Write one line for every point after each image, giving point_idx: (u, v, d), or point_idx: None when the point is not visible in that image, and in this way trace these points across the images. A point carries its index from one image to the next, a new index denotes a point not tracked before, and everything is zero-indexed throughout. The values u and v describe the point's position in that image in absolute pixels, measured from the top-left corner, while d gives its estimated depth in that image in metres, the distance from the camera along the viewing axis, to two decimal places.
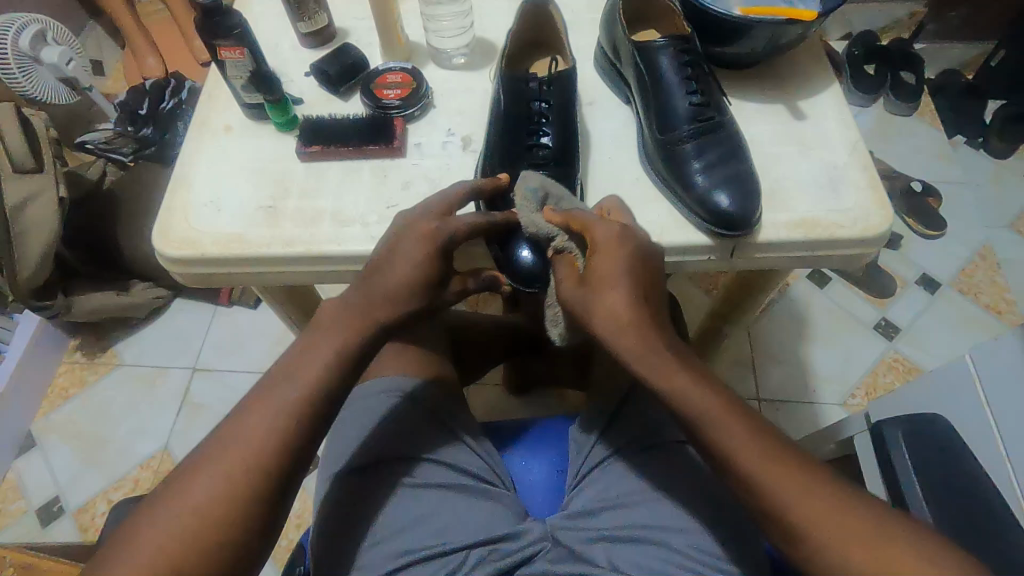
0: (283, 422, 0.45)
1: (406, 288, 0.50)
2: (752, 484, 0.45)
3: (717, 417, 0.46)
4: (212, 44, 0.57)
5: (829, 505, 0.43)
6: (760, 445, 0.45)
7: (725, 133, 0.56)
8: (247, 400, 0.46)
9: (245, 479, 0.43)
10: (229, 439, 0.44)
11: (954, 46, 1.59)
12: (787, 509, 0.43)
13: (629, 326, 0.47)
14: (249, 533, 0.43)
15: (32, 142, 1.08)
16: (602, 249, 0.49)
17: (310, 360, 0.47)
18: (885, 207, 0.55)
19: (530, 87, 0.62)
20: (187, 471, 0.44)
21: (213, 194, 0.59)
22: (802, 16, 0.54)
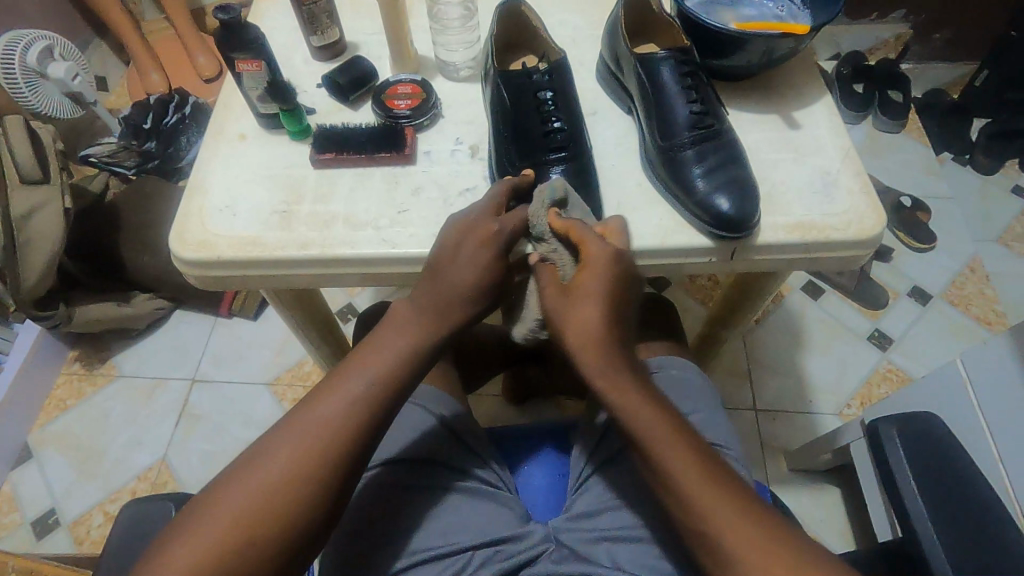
0: (359, 410, 0.48)
1: (471, 288, 0.54)
2: (693, 515, 0.46)
3: (665, 443, 0.48)
4: (231, 58, 0.60)
5: (762, 540, 0.44)
6: (703, 473, 0.47)
7: (724, 139, 0.58)
8: (319, 389, 0.49)
9: (317, 463, 0.46)
10: (307, 423, 0.47)
11: (938, 66, 1.65)
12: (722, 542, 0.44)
13: (592, 343, 0.50)
14: (317, 516, 0.46)
15: (39, 154, 1.09)
16: (590, 264, 0.52)
17: (380, 354, 0.50)
18: (878, 211, 0.57)
19: (532, 80, 0.62)
20: (262, 451, 0.46)
21: (228, 200, 0.60)
22: (796, 31, 0.57)
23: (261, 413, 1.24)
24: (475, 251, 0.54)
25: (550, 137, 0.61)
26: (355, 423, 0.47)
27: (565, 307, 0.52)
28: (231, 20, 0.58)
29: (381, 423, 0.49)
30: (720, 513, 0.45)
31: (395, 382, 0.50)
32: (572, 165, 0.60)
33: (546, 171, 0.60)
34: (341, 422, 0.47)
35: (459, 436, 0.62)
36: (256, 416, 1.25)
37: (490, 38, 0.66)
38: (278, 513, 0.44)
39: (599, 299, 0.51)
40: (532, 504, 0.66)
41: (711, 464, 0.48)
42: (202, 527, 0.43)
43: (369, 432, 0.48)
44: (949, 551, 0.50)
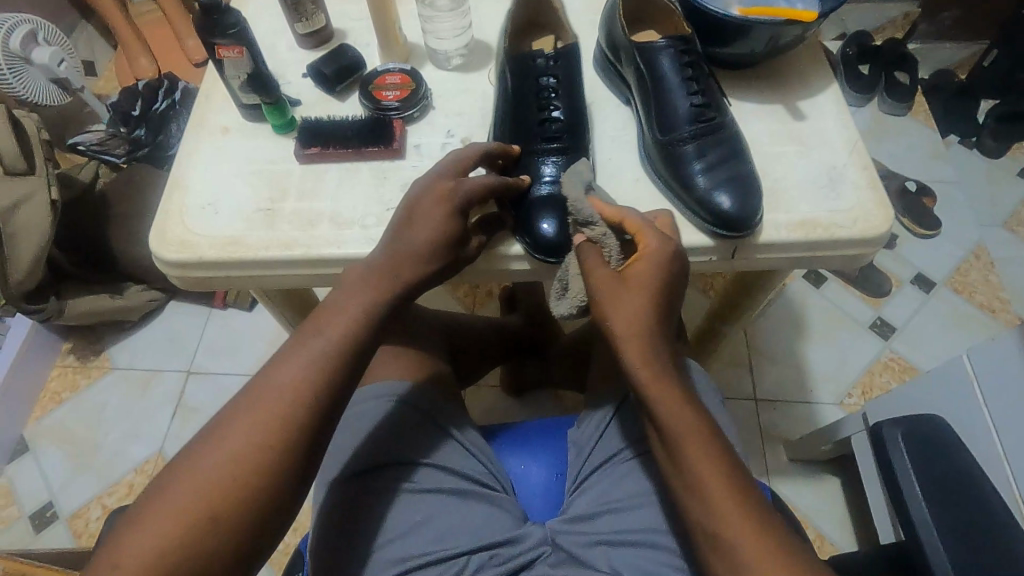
0: (316, 372, 0.46)
1: (428, 247, 0.51)
2: (703, 517, 0.45)
3: (694, 448, 0.46)
4: (211, 44, 0.57)
5: (773, 553, 0.42)
6: (717, 475, 0.45)
7: (726, 133, 0.56)
8: (274, 358, 0.47)
9: (271, 433, 0.44)
10: (263, 391, 0.45)
11: (945, 46, 1.60)
12: (729, 544, 0.43)
13: (639, 332, 0.49)
14: (277, 488, 0.44)
15: (24, 144, 1.07)
16: (643, 260, 0.50)
17: (337, 316, 0.48)
18: (885, 207, 0.55)
19: (538, 63, 0.61)
20: (220, 425, 0.45)
21: (210, 197, 0.58)
22: (803, 17, 0.54)
23: None
24: (430, 212, 0.52)
25: (546, 126, 0.60)
26: (310, 385, 0.46)
27: (614, 290, 0.50)
28: (211, 6, 0.54)
29: (339, 385, 0.47)
30: (736, 525, 0.43)
31: (352, 343, 0.48)
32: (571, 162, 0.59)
33: (540, 166, 0.58)
34: (294, 386, 0.45)
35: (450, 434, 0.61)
36: None
37: (507, 23, 0.63)
38: (243, 483, 0.43)
39: (652, 289, 0.50)
40: (529, 504, 0.65)
41: (729, 467, 0.46)
42: (159, 509, 0.42)
43: (326, 395, 0.46)
44: (953, 557, 0.49)
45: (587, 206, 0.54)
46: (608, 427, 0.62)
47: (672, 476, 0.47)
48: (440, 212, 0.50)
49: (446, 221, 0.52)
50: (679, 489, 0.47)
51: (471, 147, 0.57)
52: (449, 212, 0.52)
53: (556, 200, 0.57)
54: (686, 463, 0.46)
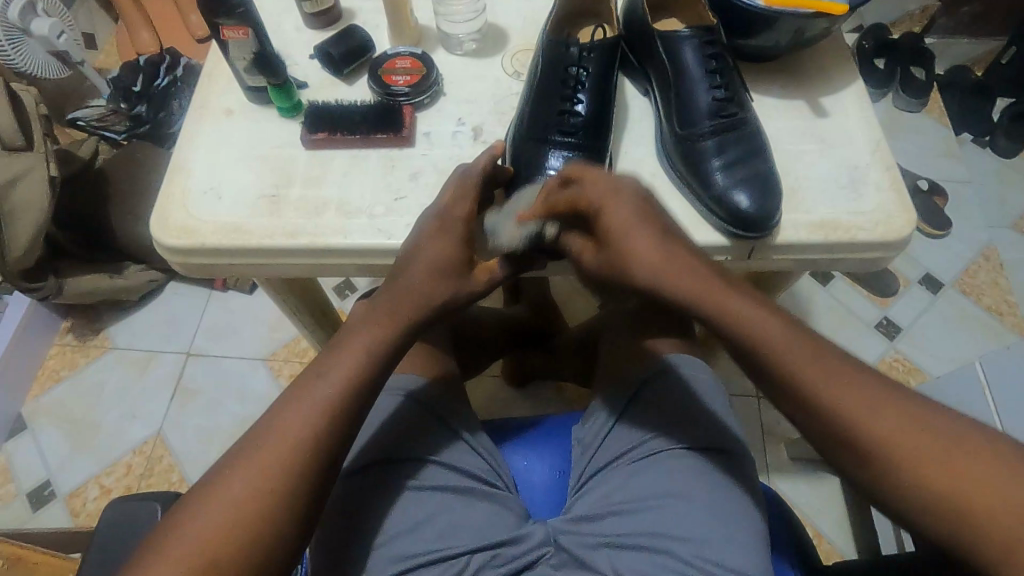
0: (322, 414, 0.46)
1: (433, 280, 0.52)
2: (825, 400, 0.46)
3: (779, 340, 0.48)
4: (214, 23, 0.54)
5: (881, 406, 0.45)
6: (800, 348, 0.48)
7: (747, 130, 0.54)
8: (278, 403, 0.48)
9: (280, 475, 0.44)
10: (269, 434, 0.46)
11: (963, 41, 1.57)
12: (837, 417, 0.46)
13: (666, 262, 0.50)
14: (282, 531, 0.44)
15: (22, 120, 1.04)
16: (608, 205, 0.51)
17: (343, 358, 0.48)
18: (908, 210, 0.54)
19: (571, 53, 0.58)
20: (226, 470, 0.45)
21: (213, 181, 0.57)
22: (832, 9, 0.52)
23: (257, 389, 1.23)
24: (432, 247, 0.52)
25: (565, 118, 0.58)
26: (316, 429, 0.46)
27: (616, 243, 0.51)
28: None
29: (345, 430, 0.47)
30: (844, 395, 0.46)
31: (356, 386, 0.48)
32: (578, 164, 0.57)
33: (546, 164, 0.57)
34: (297, 427, 0.46)
35: (454, 430, 0.60)
36: (251, 391, 1.23)
37: (559, 7, 0.60)
38: (252, 526, 0.43)
39: (632, 225, 0.51)
40: (531, 501, 0.64)
41: (802, 340, 0.48)
42: (166, 557, 0.42)
43: (332, 438, 0.46)
44: None
45: (518, 228, 0.54)
46: (615, 425, 0.62)
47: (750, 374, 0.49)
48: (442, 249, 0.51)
49: (449, 253, 0.52)
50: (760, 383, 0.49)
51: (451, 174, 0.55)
52: (452, 245, 0.52)
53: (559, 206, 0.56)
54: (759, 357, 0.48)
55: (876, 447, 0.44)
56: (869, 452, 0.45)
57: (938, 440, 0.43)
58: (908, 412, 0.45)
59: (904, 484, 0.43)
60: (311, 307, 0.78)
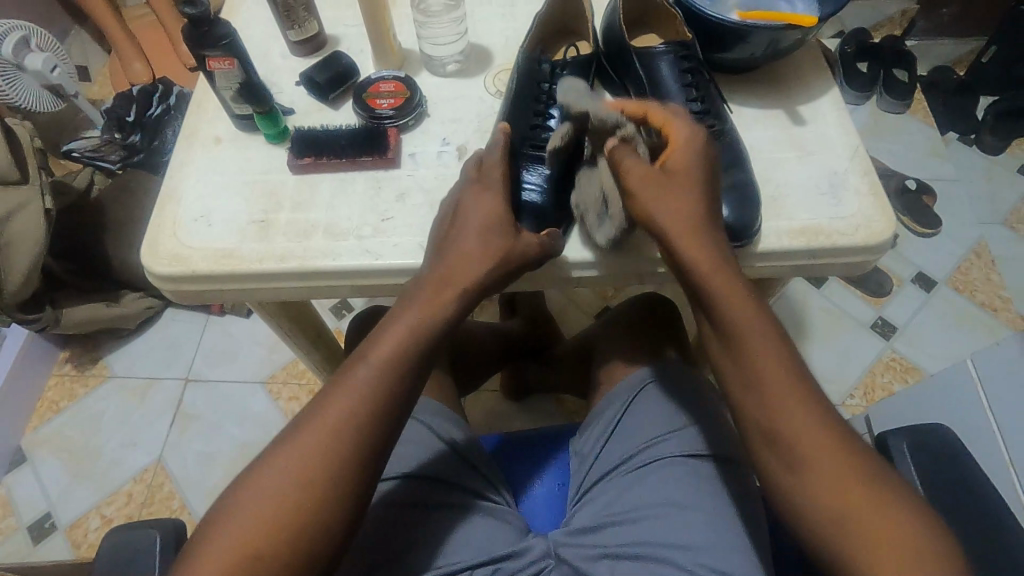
0: (368, 406, 0.46)
1: (481, 252, 0.50)
2: (786, 436, 0.45)
3: (783, 396, 0.46)
4: (201, 55, 0.55)
5: (847, 492, 0.44)
6: (804, 410, 0.45)
7: (726, 140, 0.55)
8: (323, 392, 0.47)
9: (322, 468, 0.44)
10: (314, 425, 0.45)
11: (943, 42, 1.60)
12: (801, 478, 0.45)
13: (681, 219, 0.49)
14: (318, 533, 0.44)
15: (17, 154, 1.06)
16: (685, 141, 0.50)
17: (386, 343, 0.48)
18: (887, 214, 0.54)
19: (542, 69, 0.61)
20: (271, 459, 0.45)
21: (203, 209, 0.57)
22: (802, 21, 0.54)
23: (257, 412, 1.23)
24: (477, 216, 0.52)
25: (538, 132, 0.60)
26: (362, 420, 0.45)
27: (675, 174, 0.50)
28: (201, 15, 0.53)
29: (383, 437, 0.46)
30: (805, 447, 0.45)
31: (397, 372, 0.47)
32: (556, 176, 0.58)
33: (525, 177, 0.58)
34: (332, 430, 0.45)
35: (451, 444, 0.61)
36: (251, 415, 1.23)
37: (538, 28, 0.63)
38: (303, 515, 0.43)
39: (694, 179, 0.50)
40: (530, 515, 0.64)
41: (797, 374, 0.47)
42: (214, 550, 0.42)
43: (377, 433, 0.46)
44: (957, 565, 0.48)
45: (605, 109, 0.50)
46: (614, 433, 0.62)
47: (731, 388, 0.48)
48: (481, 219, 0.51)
49: (497, 215, 0.52)
50: (737, 394, 0.48)
51: (467, 164, 0.56)
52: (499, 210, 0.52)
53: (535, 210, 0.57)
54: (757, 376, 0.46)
55: (811, 513, 0.45)
56: (807, 488, 0.45)
57: (885, 512, 0.43)
58: (868, 512, 0.43)
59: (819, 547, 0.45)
60: (306, 329, 0.79)
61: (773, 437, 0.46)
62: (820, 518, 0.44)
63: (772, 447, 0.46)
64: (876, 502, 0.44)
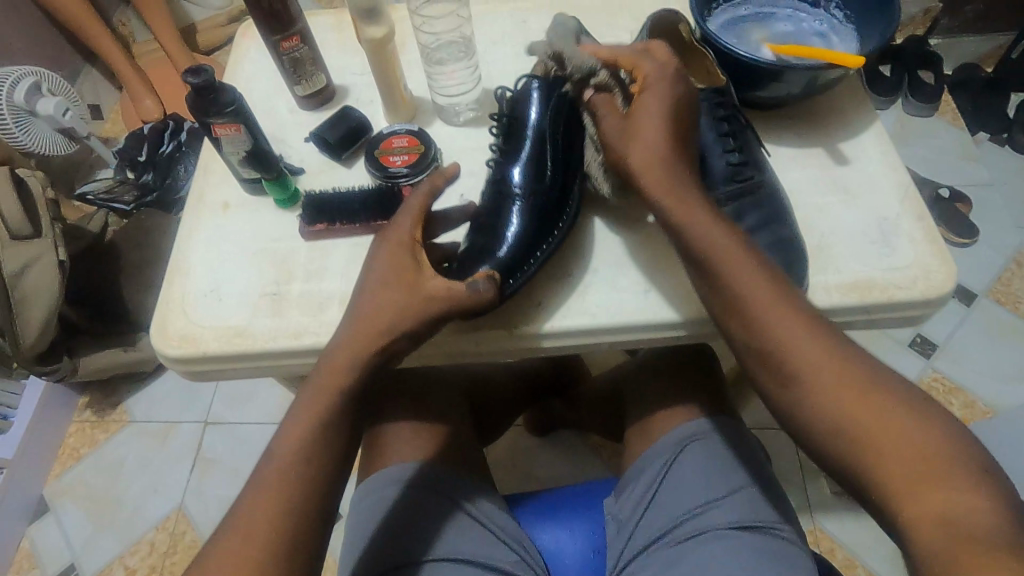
0: (303, 459, 0.45)
1: (391, 307, 0.48)
2: (789, 350, 0.45)
3: (761, 305, 0.46)
4: (206, 122, 0.53)
5: (851, 384, 0.43)
6: (789, 317, 0.45)
7: (765, 192, 0.51)
8: (263, 458, 0.46)
9: (268, 526, 0.43)
10: (257, 488, 0.44)
11: (969, 40, 1.54)
12: (799, 376, 0.44)
13: (653, 163, 0.48)
14: (301, 543, 0.44)
15: (29, 206, 1.05)
16: (653, 83, 0.50)
17: (308, 407, 0.47)
18: (946, 262, 0.50)
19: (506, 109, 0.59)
20: (218, 539, 0.43)
21: (213, 283, 0.55)
22: (846, 61, 0.50)
23: None
24: (383, 270, 0.49)
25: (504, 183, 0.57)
26: (300, 462, 0.45)
27: (644, 104, 0.50)
28: (205, 83, 0.51)
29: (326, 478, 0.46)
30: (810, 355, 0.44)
31: (324, 419, 0.46)
32: (533, 214, 0.55)
33: (504, 227, 0.54)
34: (288, 457, 0.45)
35: (441, 493, 0.59)
36: None
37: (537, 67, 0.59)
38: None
39: (660, 117, 0.49)
40: None
41: (785, 292, 0.47)
42: None
43: (317, 471, 0.45)
44: None
45: (582, 55, 0.56)
46: (652, 499, 0.59)
47: (725, 316, 0.48)
48: (384, 273, 0.49)
49: (402, 263, 0.49)
50: (726, 320, 0.48)
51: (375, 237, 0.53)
52: (405, 257, 0.49)
53: (500, 261, 0.53)
54: (728, 293, 0.47)
55: (831, 409, 0.43)
56: (814, 403, 0.44)
57: (903, 431, 0.41)
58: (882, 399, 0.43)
59: (843, 448, 0.43)
60: None
61: (761, 334, 0.46)
62: (830, 420, 0.43)
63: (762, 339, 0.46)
64: (883, 419, 0.42)
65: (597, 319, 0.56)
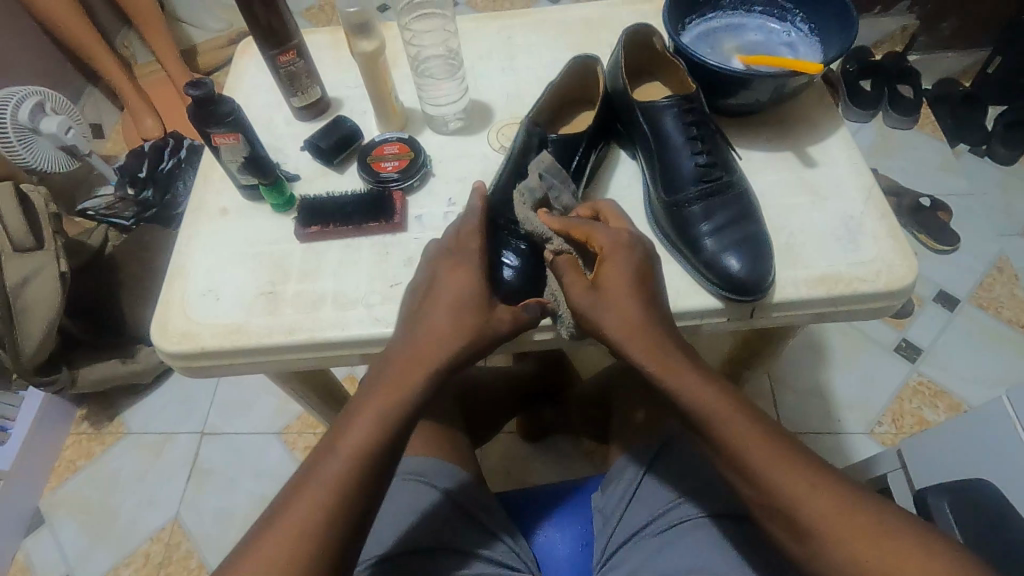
0: (351, 464, 0.44)
1: (456, 325, 0.50)
2: (794, 504, 0.44)
3: (762, 457, 0.46)
4: (206, 133, 0.56)
5: (856, 525, 0.43)
6: (781, 461, 0.45)
7: (734, 192, 0.54)
8: (310, 462, 0.45)
9: (317, 527, 0.42)
10: (303, 490, 0.43)
11: (946, 55, 1.59)
12: (801, 522, 0.44)
13: (636, 330, 0.49)
14: (346, 537, 0.43)
15: (32, 220, 1.08)
16: (611, 254, 0.51)
17: (360, 415, 0.46)
18: (908, 257, 0.53)
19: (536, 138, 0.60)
20: (261, 534, 0.43)
21: (211, 284, 0.57)
22: (808, 69, 0.53)
23: (273, 464, 1.22)
24: (452, 284, 0.51)
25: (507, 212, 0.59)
26: (350, 467, 0.44)
27: (612, 291, 0.50)
28: (206, 96, 0.54)
29: (372, 482, 0.45)
30: (811, 500, 0.44)
31: (381, 427, 0.46)
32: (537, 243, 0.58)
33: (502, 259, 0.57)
34: (348, 454, 0.44)
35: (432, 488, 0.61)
36: (267, 467, 1.22)
37: (554, 85, 0.62)
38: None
39: (626, 288, 0.50)
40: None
41: (781, 442, 0.47)
42: None
43: (370, 477, 0.44)
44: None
45: (538, 221, 0.56)
46: (637, 490, 0.60)
47: (724, 470, 0.48)
48: (456, 290, 0.51)
49: (472, 283, 0.51)
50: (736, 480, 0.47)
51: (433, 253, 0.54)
52: (471, 277, 0.52)
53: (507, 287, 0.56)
54: (731, 454, 0.47)
55: (840, 556, 0.43)
56: (833, 559, 0.43)
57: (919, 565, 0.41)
58: (898, 543, 0.42)
59: None
60: (320, 392, 0.75)
61: (757, 491, 0.46)
62: (843, 566, 0.43)
63: (757, 492, 0.46)
64: (897, 559, 0.42)
65: None
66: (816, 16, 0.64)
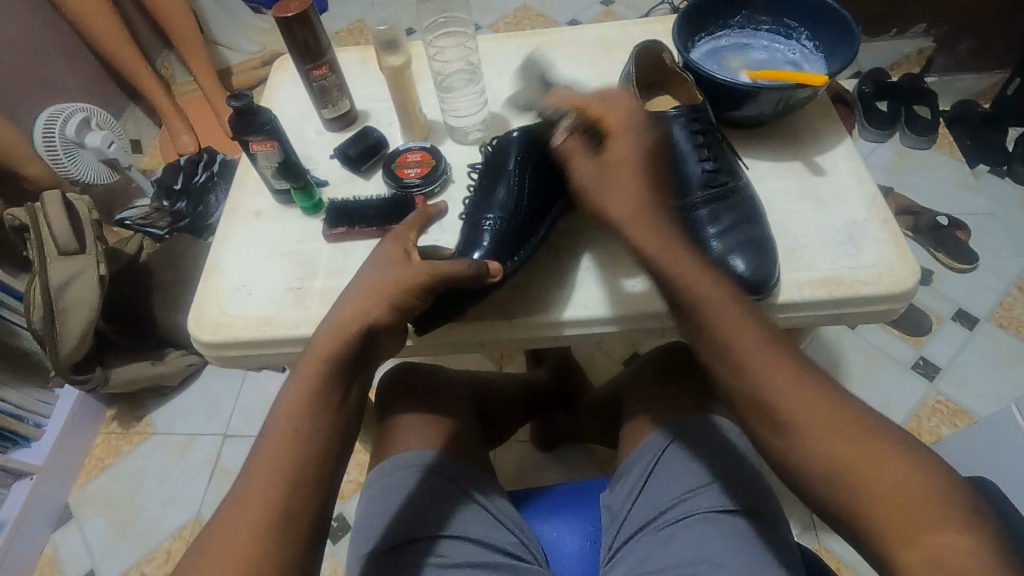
0: (300, 416, 0.49)
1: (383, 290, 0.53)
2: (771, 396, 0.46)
3: (743, 345, 0.48)
4: (245, 141, 0.61)
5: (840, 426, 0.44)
6: (764, 353, 0.47)
7: (739, 197, 0.57)
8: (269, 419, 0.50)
9: (275, 475, 0.47)
10: (262, 444, 0.49)
11: (963, 77, 1.61)
12: (779, 413, 0.46)
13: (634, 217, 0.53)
14: (307, 482, 0.48)
15: (76, 226, 1.14)
16: (620, 136, 0.55)
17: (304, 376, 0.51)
18: (909, 261, 0.55)
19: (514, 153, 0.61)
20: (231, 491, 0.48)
21: (243, 280, 0.61)
22: (811, 81, 0.57)
23: None
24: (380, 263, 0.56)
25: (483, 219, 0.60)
26: (299, 420, 0.49)
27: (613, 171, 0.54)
28: (245, 106, 0.59)
29: (320, 433, 0.49)
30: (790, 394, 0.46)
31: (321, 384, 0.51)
32: (506, 237, 0.59)
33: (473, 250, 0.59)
34: (295, 408, 0.50)
35: (443, 477, 0.63)
36: None
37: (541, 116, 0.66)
38: (256, 521, 0.45)
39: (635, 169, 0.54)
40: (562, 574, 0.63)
41: (786, 355, 0.48)
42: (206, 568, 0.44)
43: (315, 428, 0.49)
44: None
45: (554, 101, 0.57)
46: (643, 490, 0.62)
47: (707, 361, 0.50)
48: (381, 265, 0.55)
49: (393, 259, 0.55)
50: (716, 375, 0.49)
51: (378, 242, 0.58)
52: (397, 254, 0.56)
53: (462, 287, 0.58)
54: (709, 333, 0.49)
55: (815, 452, 0.44)
56: (808, 455, 0.45)
57: (894, 471, 0.42)
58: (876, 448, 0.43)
59: (833, 491, 0.44)
60: None
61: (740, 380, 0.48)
62: (817, 460, 0.44)
63: (739, 382, 0.48)
64: (874, 463, 0.43)
65: (589, 311, 0.62)
66: (821, 35, 0.67)
